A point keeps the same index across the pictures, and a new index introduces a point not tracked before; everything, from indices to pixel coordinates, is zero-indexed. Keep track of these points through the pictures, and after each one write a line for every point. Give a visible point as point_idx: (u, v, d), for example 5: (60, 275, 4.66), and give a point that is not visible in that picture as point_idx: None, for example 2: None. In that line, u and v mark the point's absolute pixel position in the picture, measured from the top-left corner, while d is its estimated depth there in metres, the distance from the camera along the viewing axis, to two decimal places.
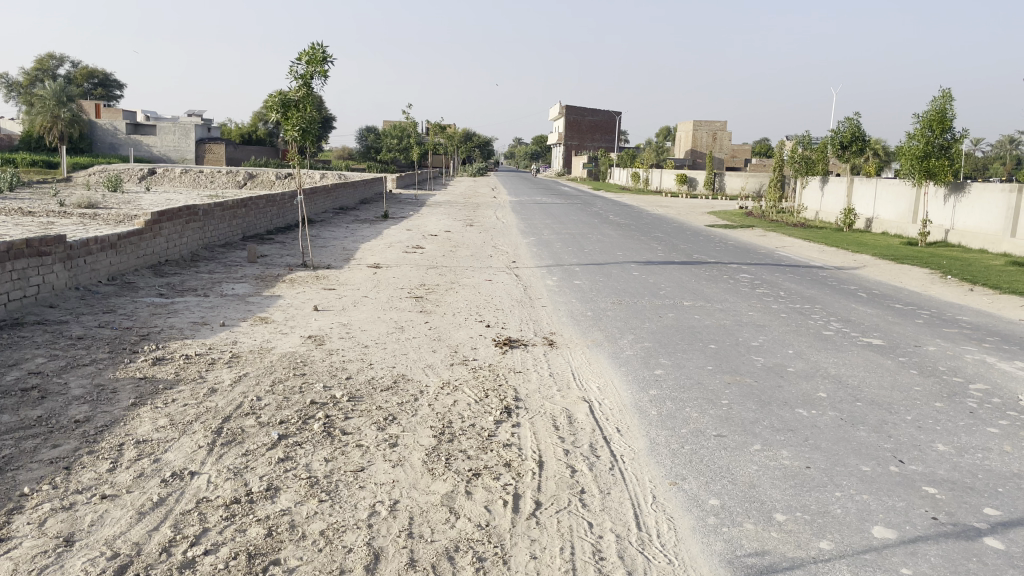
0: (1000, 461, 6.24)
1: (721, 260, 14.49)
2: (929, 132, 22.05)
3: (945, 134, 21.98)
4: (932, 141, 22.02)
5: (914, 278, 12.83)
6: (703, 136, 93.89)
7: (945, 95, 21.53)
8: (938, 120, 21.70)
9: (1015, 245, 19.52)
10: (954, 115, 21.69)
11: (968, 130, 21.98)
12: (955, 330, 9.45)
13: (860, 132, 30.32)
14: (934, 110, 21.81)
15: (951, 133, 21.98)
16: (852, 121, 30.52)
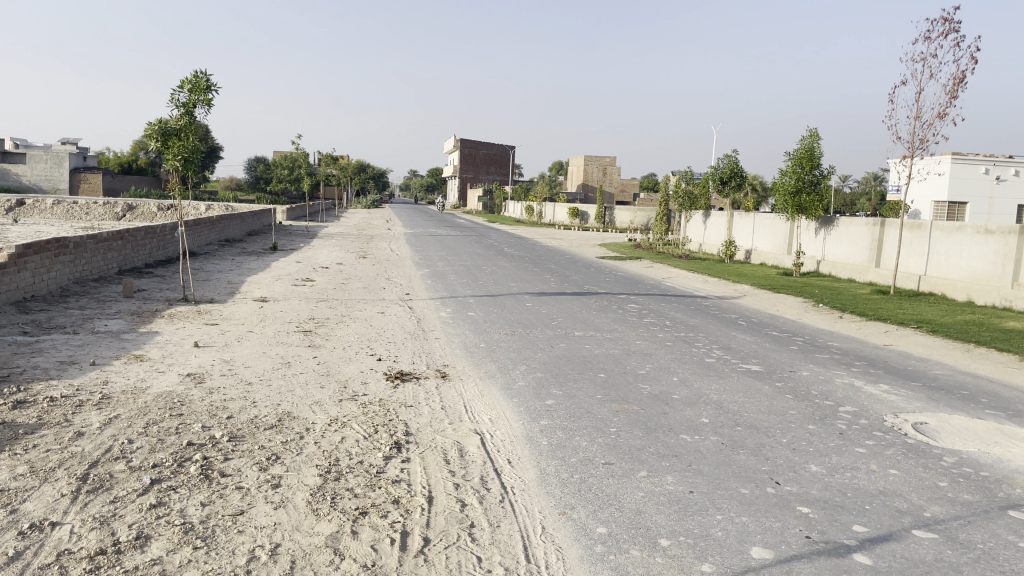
0: (867, 480, 6.61)
1: (611, 291, 14.85)
2: (799, 169, 23.40)
3: (814, 171, 23.39)
4: (804, 177, 23.35)
5: (790, 307, 13.52)
6: (594, 171, 96.58)
7: (812, 134, 22.92)
8: (807, 158, 23.06)
9: (878, 274, 20.89)
10: (821, 153, 23.09)
11: (834, 167, 23.45)
12: (827, 355, 10.00)
13: (738, 169, 31.97)
14: (803, 149, 23.17)
15: (820, 170, 23.41)
16: (731, 157, 32.21)
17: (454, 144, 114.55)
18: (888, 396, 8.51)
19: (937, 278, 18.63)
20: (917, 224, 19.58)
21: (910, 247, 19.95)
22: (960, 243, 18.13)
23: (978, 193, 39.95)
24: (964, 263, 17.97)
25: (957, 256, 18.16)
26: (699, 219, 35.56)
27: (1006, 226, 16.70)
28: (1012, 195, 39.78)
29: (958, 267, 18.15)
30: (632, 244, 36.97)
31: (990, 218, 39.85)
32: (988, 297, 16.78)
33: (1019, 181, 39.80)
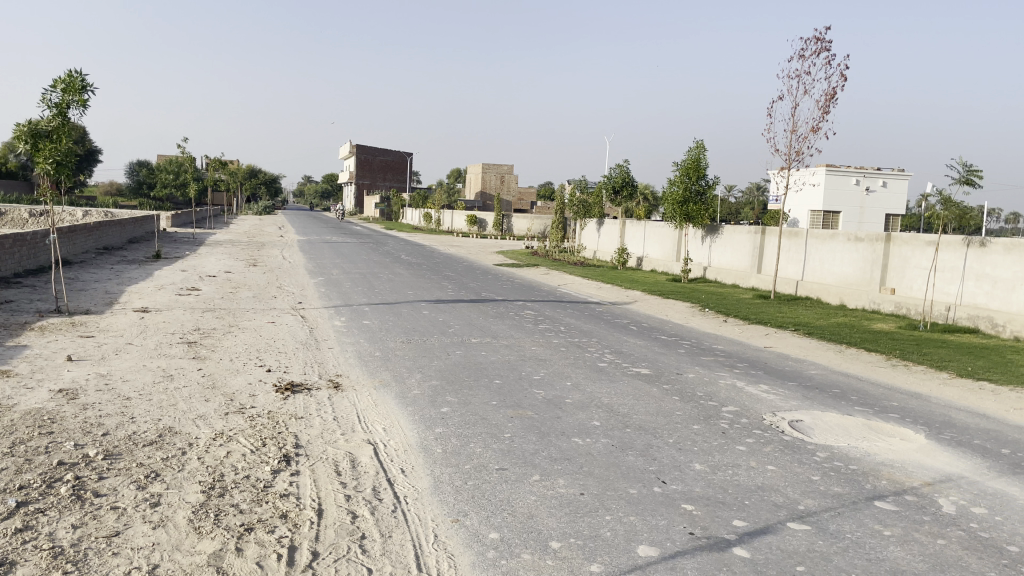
0: (747, 476, 6.93)
1: (507, 297, 14.99)
2: (686, 179, 24.31)
3: (700, 180, 24.37)
4: (690, 187, 24.34)
5: (678, 311, 14.03)
6: (491, 179, 97.30)
7: (699, 145, 23.87)
8: (694, 168, 23.99)
9: (759, 279, 21.95)
10: (706, 164, 24.07)
11: (719, 178, 24.50)
12: (712, 358, 10.43)
13: (629, 178, 32.95)
14: (690, 159, 24.09)
15: (706, 179, 24.40)
16: (623, 167, 33.16)
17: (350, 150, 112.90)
18: (767, 395, 8.95)
19: (812, 283, 19.74)
20: (794, 232, 20.69)
21: (789, 254, 21.07)
22: (833, 250, 19.27)
23: (850, 203, 42.60)
24: (837, 269, 19.10)
25: (831, 263, 19.30)
26: (593, 227, 36.39)
27: (874, 234, 17.86)
28: (882, 206, 42.87)
29: (831, 273, 19.28)
30: (529, 251, 37.42)
31: (862, 226, 42.65)
32: (859, 301, 17.92)
33: (886, 193, 42.97)
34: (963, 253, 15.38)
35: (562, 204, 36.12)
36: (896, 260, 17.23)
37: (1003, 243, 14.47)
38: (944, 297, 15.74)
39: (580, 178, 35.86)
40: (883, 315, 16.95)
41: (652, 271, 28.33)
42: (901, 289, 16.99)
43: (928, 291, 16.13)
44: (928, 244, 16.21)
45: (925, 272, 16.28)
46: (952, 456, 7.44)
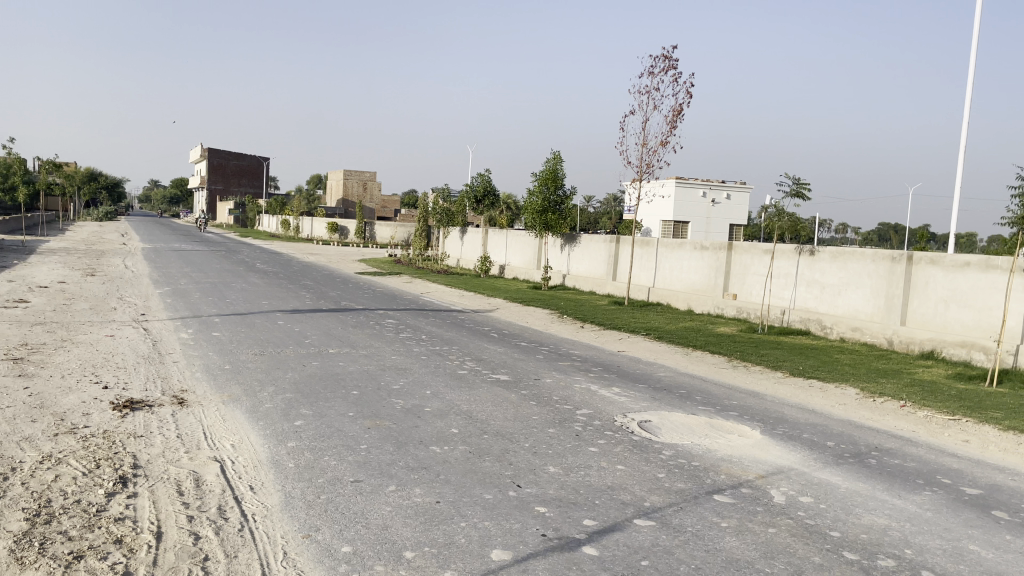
0: (598, 476, 7.17)
1: (367, 307, 14.79)
2: (545, 189, 24.88)
3: (558, 190, 24.98)
4: (550, 197, 24.81)
5: (537, 319, 14.32)
6: (354, 186, 95.69)
7: (556, 156, 24.49)
8: (552, 179, 24.60)
9: (614, 286, 22.80)
10: (564, 175, 24.73)
11: (576, 188, 25.23)
12: (569, 363, 10.73)
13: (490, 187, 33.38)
14: (548, 170, 24.68)
15: (564, 190, 25.11)
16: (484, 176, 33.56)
17: (204, 153, 107.84)
18: (619, 398, 9.29)
19: (663, 289, 20.73)
20: (646, 241, 21.67)
21: (641, 262, 22.04)
22: (681, 259, 20.33)
23: (698, 213, 44.82)
24: (685, 277, 20.16)
25: (679, 270, 20.35)
26: (457, 236, 36.51)
27: (718, 243, 18.99)
28: (726, 216, 45.53)
29: (680, 280, 20.32)
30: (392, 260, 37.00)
31: (709, 235, 45.07)
32: (705, 306, 18.99)
33: (730, 204, 45.68)
34: (795, 261, 16.62)
35: (425, 213, 35.97)
36: (737, 267, 18.38)
37: (829, 251, 15.75)
38: (779, 301, 16.94)
39: (443, 187, 35.83)
40: (726, 319, 18.04)
41: (513, 279, 28.78)
42: (742, 294, 18.14)
43: (765, 297, 17.32)
44: (765, 252, 17.40)
45: (763, 278, 17.47)
46: (784, 449, 8.01)
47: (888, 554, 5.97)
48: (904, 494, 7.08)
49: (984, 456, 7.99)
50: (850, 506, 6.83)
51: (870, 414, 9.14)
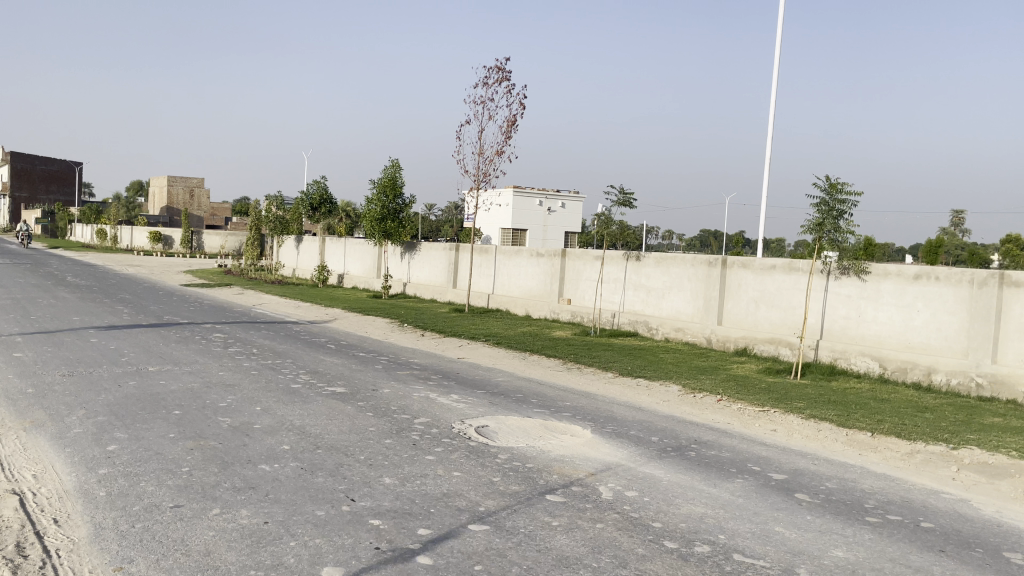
0: (434, 484, 7.19)
1: (193, 320, 14.03)
2: (383, 197, 24.73)
3: (398, 199, 24.93)
4: (388, 205, 24.74)
5: (376, 328, 14.16)
6: (181, 192, 90.48)
7: (395, 164, 24.40)
8: (390, 187, 24.50)
9: (454, 294, 22.98)
10: (402, 183, 24.72)
11: (415, 196, 25.28)
12: (407, 372, 10.67)
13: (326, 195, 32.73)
14: (387, 177, 24.55)
15: (404, 199, 25.17)
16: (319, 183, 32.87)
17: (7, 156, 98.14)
18: (457, 405, 9.37)
19: (501, 296, 21.13)
20: (484, 249, 22.02)
21: (480, 269, 22.37)
22: (519, 265, 20.81)
23: (535, 221, 46.12)
24: (523, 283, 20.64)
25: (517, 277, 20.84)
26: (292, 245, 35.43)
27: (552, 250, 19.60)
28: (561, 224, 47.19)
29: (518, 286, 20.79)
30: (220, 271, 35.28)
31: (546, 242, 46.40)
32: (541, 311, 19.53)
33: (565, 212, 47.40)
34: (623, 266, 17.44)
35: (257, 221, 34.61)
36: (570, 273, 19.05)
37: (654, 257, 16.65)
38: (610, 305, 17.73)
39: (276, 194, 34.63)
40: (562, 323, 18.64)
41: (353, 288, 28.31)
42: (576, 299, 18.82)
43: (597, 301, 18.06)
44: (595, 258, 18.14)
45: (594, 283, 18.22)
46: (613, 446, 8.37)
47: (704, 540, 6.39)
48: (719, 483, 7.60)
49: (789, 443, 8.74)
50: (671, 497, 7.25)
51: (691, 409, 9.75)
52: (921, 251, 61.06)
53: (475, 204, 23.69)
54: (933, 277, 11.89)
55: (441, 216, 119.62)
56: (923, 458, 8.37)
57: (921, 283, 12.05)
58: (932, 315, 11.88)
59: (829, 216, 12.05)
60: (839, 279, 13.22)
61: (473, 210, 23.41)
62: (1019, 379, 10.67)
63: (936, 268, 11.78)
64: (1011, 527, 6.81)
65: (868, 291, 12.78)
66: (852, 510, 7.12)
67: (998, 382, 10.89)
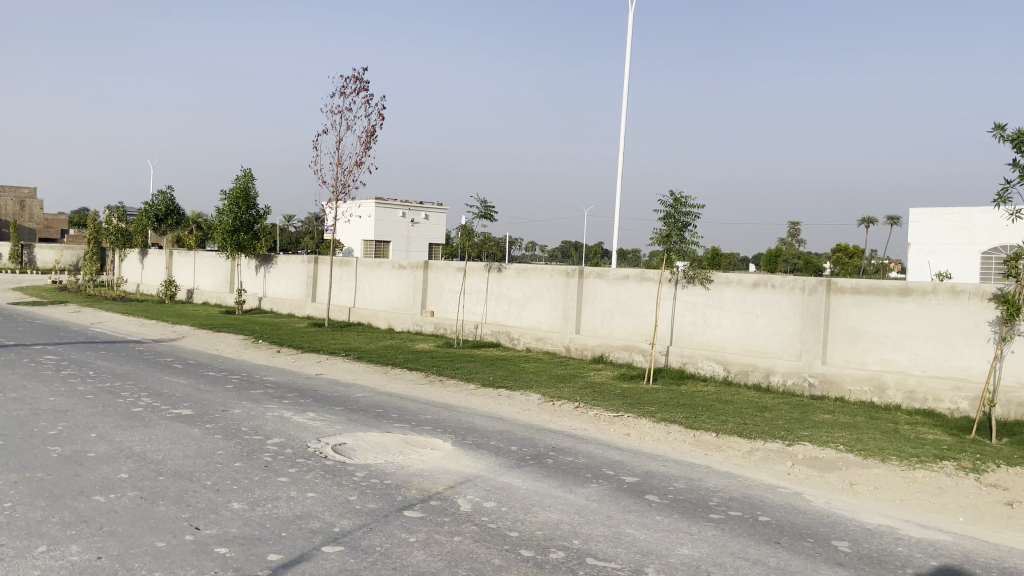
0: (286, 507, 6.95)
1: (20, 342, 12.93)
2: (235, 208, 23.84)
3: (251, 210, 24.12)
4: (241, 216, 23.87)
5: (228, 345, 13.57)
6: (12, 203, 83.37)
7: (247, 174, 23.58)
8: (243, 198, 23.65)
9: (314, 307, 22.42)
10: (255, 193, 23.93)
11: (269, 207, 24.55)
12: (261, 391, 10.28)
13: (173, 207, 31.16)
14: (239, 188, 23.68)
15: (257, 209, 24.43)
16: (166, 195, 31.28)
17: None
18: (313, 423, 9.12)
19: (363, 309, 20.81)
20: (345, 261, 21.65)
21: (341, 282, 21.95)
22: (381, 278, 20.59)
23: (399, 232, 45.68)
24: (385, 295, 20.43)
25: (379, 290, 20.61)
26: (136, 258, 33.41)
27: (414, 262, 19.52)
28: (424, 235, 47.14)
29: (380, 298, 20.56)
30: (54, 287, 32.73)
31: (410, 254, 46.06)
32: (404, 323, 19.39)
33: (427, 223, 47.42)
34: (484, 278, 17.60)
35: (96, 234, 32.37)
36: (432, 285, 19.03)
37: (514, 268, 16.91)
38: (473, 316, 17.85)
39: (117, 205, 32.56)
40: (425, 335, 18.59)
41: (205, 304, 27.06)
42: (438, 311, 18.82)
43: (459, 312, 18.14)
44: (457, 269, 18.23)
45: (457, 295, 18.29)
46: (472, 458, 8.41)
47: (559, 547, 6.50)
48: (575, 489, 7.78)
49: (642, 446, 9.09)
50: (528, 505, 7.34)
51: (549, 417, 9.95)
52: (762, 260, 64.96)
53: (335, 215, 23.25)
54: (769, 285, 12.72)
55: (299, 228, 116.35)
56: (762, 455, 8.92)
57: (759, 290, 12.87)
58: (770, 320, 12.71)
59: (675, 228, 12.66)
60: (686, 288, 13.91)
61: (332, 222, 22.96)
62: (846, 378, 11.62)
63: (772, 277, 12.60)
64: (837, 516, 7.37)
65: (712, 298, 13.52)
66: (697, 508, 7.48)
67: (828, 381, 11.81)
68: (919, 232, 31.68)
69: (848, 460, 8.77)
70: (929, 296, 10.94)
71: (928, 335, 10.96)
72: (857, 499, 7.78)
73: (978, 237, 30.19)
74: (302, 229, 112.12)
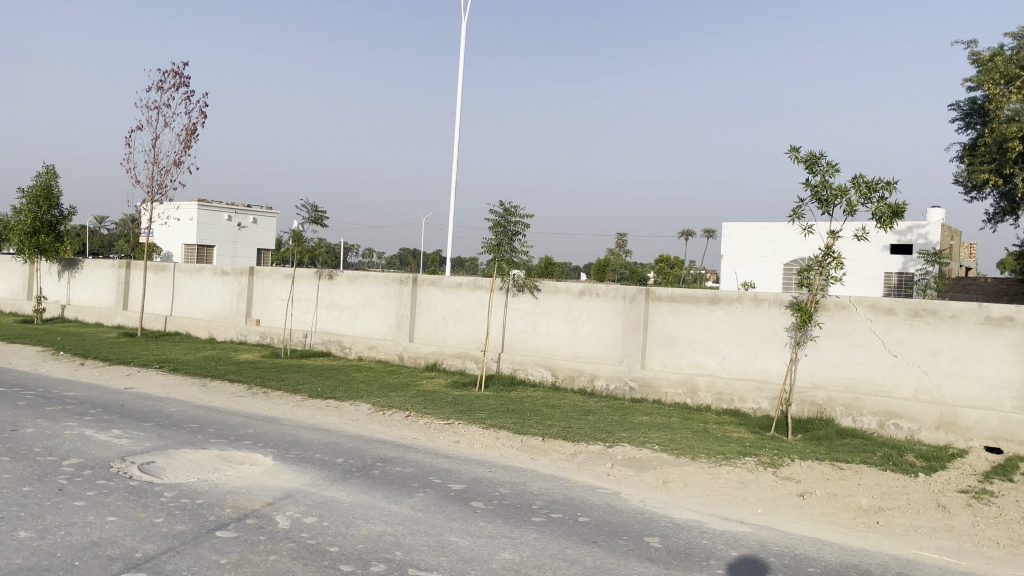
0: (81, 534, 6.39)
1: None
2: (35, 207, 21.80)
3: (53, 209, 22.16)
4: (42, 216, 21.87)
5: (23, 357, 12.37)
6: None
7: (50, 171, 21.63)
8: (44, 196, 21.68)
9: (126, 315, 20.97)
10: (59, 192, 22.00)
11: (75, 207, 22.66)
12: (59, 407, 9.44)
13: None
14: (40, 186, 21.67)
15: (60, 209, 22.47)
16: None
17: None
18: (118, 441, 8.48)
19: (183, 318, 19.67)
20: (162, 266, 20.43)
21: (159, 288, 20.66)
22: (202, 284, 19.60)
23: (224, 237, 43.68)
24: (208, 303, 19.44)
25: (201, 297, 19.59)
26: None
27: (238, 268, 18.70)
28: (251, 240, 45.31)
29: (203, 306, 19.54)
30: None
31: (235, 259, 44.17)
32: (228, 332, 18.51)
33: (255, 227, 45.63)
34: (314, 285, 17.14)
35: None
36: (258, 292, 18.30)
37: (346, 275, 16.62)
38: (301, 324, 17.33)
39: None
40: (250, 345, 17.86)
41: None
42: (265, 319, 18.14)
43: (287, 321, 17.54)
44: (286, 276, 17.69)
45: (285, 303, 17.72)
46: (294, 472, 8.13)
47: (380, 559, 6.36)
48: (400, 500, 7.69)
49: (470, 453, 9.16)
50: (351, 519, 7.17)
51: (378, 427, 9.81)
52: (592, 269, 67.57)
53: (151, 217, 21.84)
54: (594, 293, 13.24)
55: (116, 230, 108.39)
56: (584, 458, 9.24)
57: (585, 298, 13.36)
58: (594, 327, 13.24)
59: (505, 237, 12.90)
60: (516, 295, 14.20)
61: (148, 224, 21.55)
62: (663, 381, 12.29)
63: (596, 285, 13.13)
64: (651, 514, 7.74)
65: (541, 306, 13.89)
66: (520, 512, 7.62)
67: (646, 385, 12.43)
68: (731, 244, 34.09)
69: (661, 459, 9.26)
70: (735, 304, 11.80)
71: (734, 340, 11.80)
72: (669, 496, 8.23)
73: (780, 249, 33.04)
74: (120, 230, 104.52)
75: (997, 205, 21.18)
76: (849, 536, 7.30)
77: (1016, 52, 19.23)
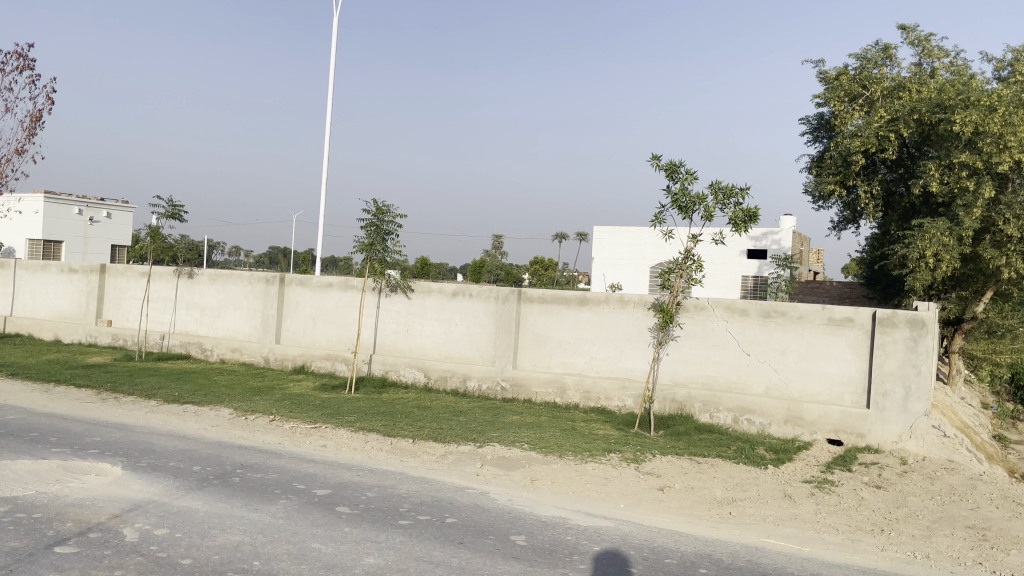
0: None
1: None
2: None
3: None
4: None
5: None
6: None
7: None
8: None
9: None
10: None
11: None
12: None
13: None
14: None
15: None
16: None
17: None
18: None
19: (24, 318, 18.32)
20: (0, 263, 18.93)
21: None
22: (46, 283, 18.32)
23: (74, 232, 40.93)
24: (54, 302, 18.16)
25: (44, 296, 18.30)
26: None
27: (88, 265, 17.56)
28: (104, 235, 42.72)
29: (48, 306, 18.24)
30: None
31: (86, 256, 41.53)
32: (76, 334, 17.39)
33: (109, 223, 43.06)
34: (173, 284, 16.33)
35: None
36: (110, 291, 17.29)
37: (208, 273, 15.94)
38: (158, 325, 16.49)
39: None
40: (101, 348, 16.86)
41: None
42: (117, 320, 17.15)
43: (143, 321, 16.66)
44: (141, 274, 16.82)
45: (140, 303, 16.82)
46: (145, 482, 7.70)
47: (237, 569, 6.09)
48: (260, 507, 7.42)
49: (336, 457, 8.98)
50: (206, 529, 6.85)
51: (240, 432, 9.45)
52: (467, 270, 67.84)
53: None
54: (467, 294, 13.26)
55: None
56: (454, 458, 9.25)
57: (458, 299, 13.37)
58: (467, 328, 13.28)
59: (378, 237, 12.73)
60: (389, 296, 14.04)
61: None
62: (533, 381, 12.50)
63: (469, 286, 13.17)
64: (518, 512, 7.84)
65: (413, 307, 13.80)
66: (387, 515, 7.52)
67: (517, 385, 12.62)
68: (601, 247, 35.06)
69: (529, 458, 9.40)
70: (603, 305, 12.15)
71: (601, 340, 12.14)
72: (536, 494, 8.37)
73: (647, 253, 34.31)
74: None
75: (840, 214, 22.82)
76: (704, 527, 7.65)
77: (859, 71, 20.75)
